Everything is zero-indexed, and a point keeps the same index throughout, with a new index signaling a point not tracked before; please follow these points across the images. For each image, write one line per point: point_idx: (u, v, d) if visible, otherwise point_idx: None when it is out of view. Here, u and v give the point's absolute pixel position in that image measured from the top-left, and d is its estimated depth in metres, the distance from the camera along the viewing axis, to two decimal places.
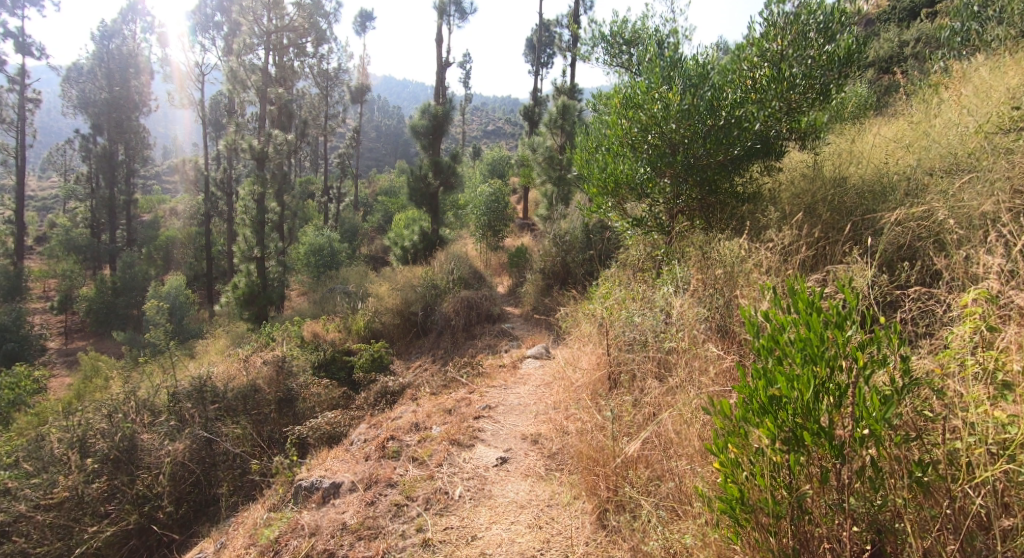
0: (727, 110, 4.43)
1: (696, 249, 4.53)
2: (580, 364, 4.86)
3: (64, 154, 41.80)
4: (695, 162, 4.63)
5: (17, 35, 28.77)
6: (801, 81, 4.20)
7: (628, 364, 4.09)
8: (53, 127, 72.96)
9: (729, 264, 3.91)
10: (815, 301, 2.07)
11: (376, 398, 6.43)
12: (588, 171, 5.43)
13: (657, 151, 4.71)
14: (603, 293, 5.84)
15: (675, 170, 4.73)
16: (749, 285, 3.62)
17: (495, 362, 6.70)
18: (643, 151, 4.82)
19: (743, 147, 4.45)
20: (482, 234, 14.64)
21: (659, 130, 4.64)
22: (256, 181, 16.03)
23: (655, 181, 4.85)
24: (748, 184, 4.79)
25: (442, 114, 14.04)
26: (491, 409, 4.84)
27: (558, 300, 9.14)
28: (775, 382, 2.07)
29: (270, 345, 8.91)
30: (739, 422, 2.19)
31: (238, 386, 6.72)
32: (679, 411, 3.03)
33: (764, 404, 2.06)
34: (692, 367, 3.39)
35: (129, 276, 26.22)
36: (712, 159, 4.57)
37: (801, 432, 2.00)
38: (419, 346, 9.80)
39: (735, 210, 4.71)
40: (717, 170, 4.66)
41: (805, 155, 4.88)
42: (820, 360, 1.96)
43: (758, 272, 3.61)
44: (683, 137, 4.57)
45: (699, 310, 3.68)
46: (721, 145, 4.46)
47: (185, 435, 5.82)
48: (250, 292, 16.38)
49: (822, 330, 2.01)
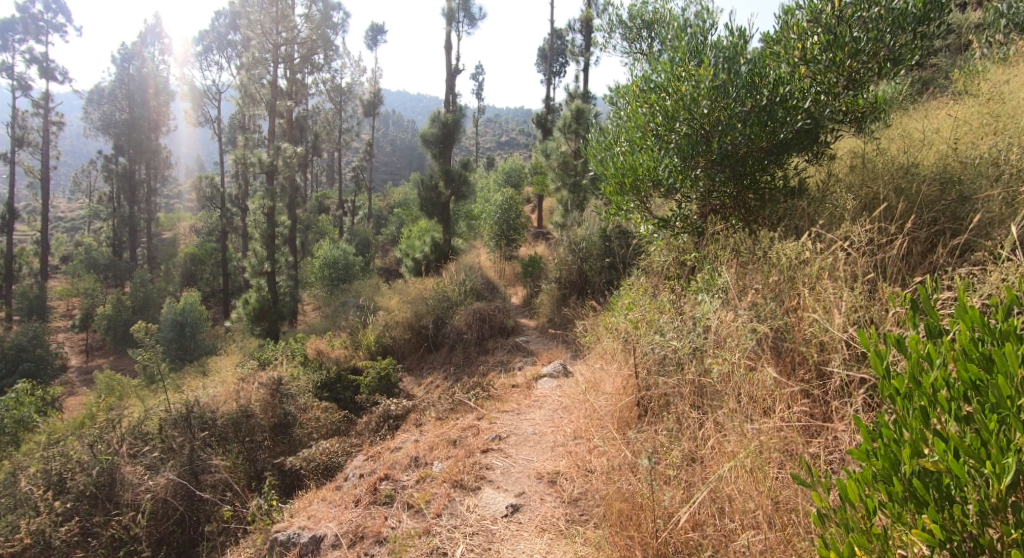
0: (771, 88, 3.80)
1: (739, 256, 3.92)
2: (601, 386, 4.30)
3: (88, 175, 42.58)
4: (733, 149, 3.98)
5: (41, 60, 29.38)
6: (865, 47, 3.52)
7: (659, 388, 3.59)
8: (77, 150, 74.59)
9: (784, 267, 3.30)
10: (988, 330, 1.55)
11: (378, 423, 5.85)
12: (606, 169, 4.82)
13: (687, 140, 4.07)
14: (627, 303, 5.28)
15: (709, 159, 4.09)
16: (809, 293, 3.03)
17: (508, 382, 6.10)
18: (670, 140, 4.18)
19: (791, 129, 3.81)
20: (495, 243, 14.09)
21: (687, 115, 4.00)
22: (266, 194, 15.73)
23: (688, 176, 4.21)
24: (792, 175, 4.16)
25: (453, 122, 13.60)
26: (502, 440, 4.22)
27: (575, 311, 8.52)
28: (937, 453, 1.52)
29: (273, 365, 8.44)
30: (874, 514, 1.61)
31: (228, 411, 6.20)
32: (739, 461, 2.49)
33: (921, 485, 1.51)
34: (741, 396, 2.85)
35: (146, 292, 26.24)
36: (753, 145, 3.93)
37: (986, 537, 1.43)
38: (430, 361, 9.25)
39: (781, 207, 4.09)
40: (762, 157, 4.02)
41: (856, 141, 4.25)
42: (1014, 418, 1.43)
43: (827, 278, 3.01)
44: (718, 120, 3.91)
45: (747, 320, 3.11)
46: (764, 129, 3.83)
47: (168, 468, 5.30)
48: (261, 307, 16.01)
49: (1007, 374, 1.48)
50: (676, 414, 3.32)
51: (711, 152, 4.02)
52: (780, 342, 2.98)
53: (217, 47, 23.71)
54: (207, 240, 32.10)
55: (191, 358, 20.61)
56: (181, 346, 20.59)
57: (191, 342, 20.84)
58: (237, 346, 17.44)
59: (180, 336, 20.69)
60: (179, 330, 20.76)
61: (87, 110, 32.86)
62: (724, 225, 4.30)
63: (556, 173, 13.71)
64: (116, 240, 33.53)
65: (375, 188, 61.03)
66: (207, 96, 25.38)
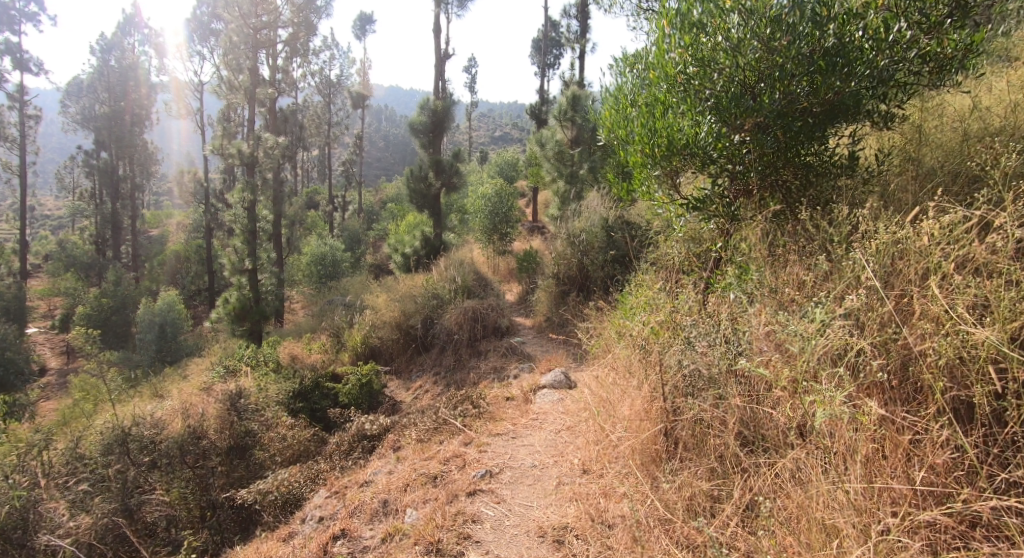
0: (847, 22, 2.94)
1: (792, 253, 3.22)
2: (615, 407, 3.55)
3: (69, 171, 41.07)
4: (790, 105, 3.15)
5: (16, 51, 28.00)
6: None
7: (692, 414, 2.88)
8: (59, 145, 72.60)
9: (880, 260, 2.47)
10: None
11: (351, 444, 5.04)
12: (624, 134, 3.94)
13: (727, 95, 3.25)
14: (641, 306, 4.55)
15: (756, 119, 3.26)
16: (925, 297, 2.23)
17: (501, 393, 5.31)
18: (708, 93, 3.35)
19: (868, 76, 2.95)
20: (488, 237, 13.25)
21: (731, 61, 3.18)
22: (246, 188, 14.74)
23: (730, 144, 3.39)
24: (852, 146, 3.41)
25: (443, 110, 12.74)
26: (495, 476, 3.43)
27: (575, 311, 7.71)
28: None
29: (244, 376, 7.59)
30: None
31: (175, 432, 5.37)
32: None
33: None
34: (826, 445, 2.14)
35: (128, 291, 25.22)
36: (816, 99, 3.09)
37: None
38: (419, 364, 8.44)
39: (836, 187, 3.37)
40: (821, 123, 3.21)
41: (939, 102, 3.44)
42: None
43: (955, 275, 2.21)
44: (771, 65, 3.08)
45: (830, 332, 2.32)
46: (831, 77, 2.99)
47: (96, 504, 4.42)
48: (241, 307, 15.05)
49: None
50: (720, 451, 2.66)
51: (758, 109, 3.19)
52: (885, 365, 2.24)
53: (199, 36, 22.59)
54: (192, 237, 30.97)
55: (173, 360, 19.67)
56: (161, 348, 19.66)
57: (173, 344, 19.90)
58: (218, 347, 16.48)
59: (160, 338, 19.75)
60: (159, 331, 19.81)
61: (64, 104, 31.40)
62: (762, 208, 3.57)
63: (552, 163, 12.92)
64: (99, 238, 32.48)
65: (366, 182, 59.92)
66: (189, 88, 24.23)
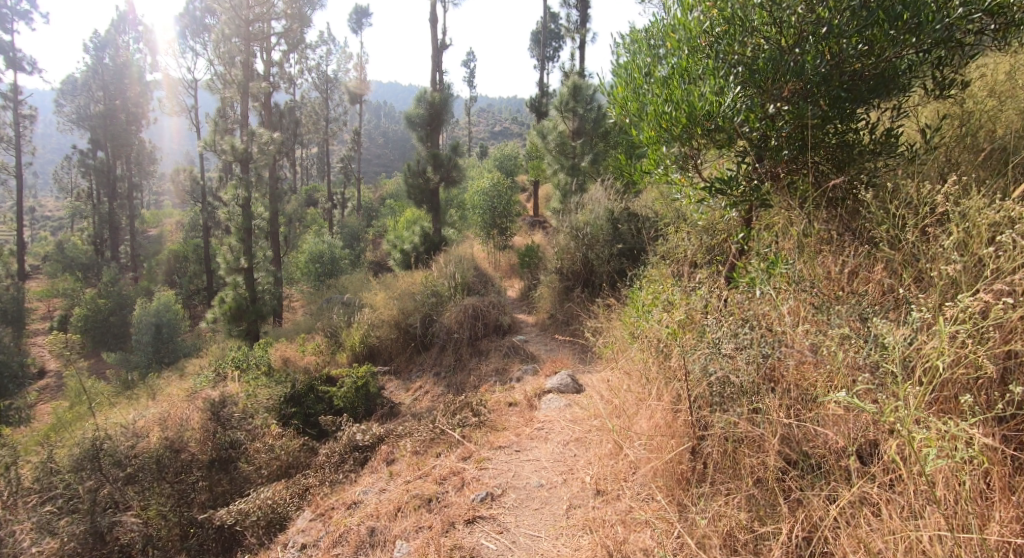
0: None
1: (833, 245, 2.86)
2: (631, 419, 3.23)
3: (67, 172, 40.64)
4: (834, 70, 2.77)
5: (9, 50, 27.55)
6: None
7: (722, 429, 2.55)
8: (54, 144, 71.75)
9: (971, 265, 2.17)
10: None
11: (342, 455, 4.66)
12: (636, 108, 3.51)
13: (766, 57, 2.84)
14: (652, 304, 4.24)
15: (798, 87, 2.86)
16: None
17: (503, 399, 4.95)
18: (737, 58, 2.99)
19: (934, 33, 2.55)
20: (488, 232, 12.84)
21: (767, 18, 2.83)
22: (240, 184, 14.29)
23: (765, 118, 2.99)
24: (895, 121, 3.08)
25: (440, 102, 12.30)
26: (499, 500, 3.09)
27: (580, 309, 7.35)
28: None
29: (233, 381, 7.20)
30: None
31: (151, 446, 4.93)
32: None
33: None
34: (922, 485, 1.84)
35: (125, 292, 24.80)
36: (865, 61, 2.72)
37: None
38: (418, 364, 8.06)
39: (875, 169, 3.05)
40: (874, 89, 2.81)
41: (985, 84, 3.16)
42: None
43: None
44: (816, 18, 2.72)
45: (915, 345, 2.02)
46: (890, 33, 2.60)
47: (63, 527, 4.05)
48: (238, 306, 14.64)
49: None
50: (760, 472, 2.33)
51: (798, 73, 2.80)
52: (974, 383, 1.99)
53: (192, 32, 22.14)
54: (190, 235, 30.54)
55: (170, 361, 19.30)
56: (158, 349, 19.30)
57: (170, 345, 19.52)
58: (215, 347, 16.08)
59: (157, 339, 19.37)
60: (156, 332, 19.42)
61: (59, 103, 30.96)
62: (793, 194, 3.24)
63: (553, 155, 12.49)
64: (96, 239, 32.08)
65: (365, 179, 59.40)
66: (183, 84, 23.76)
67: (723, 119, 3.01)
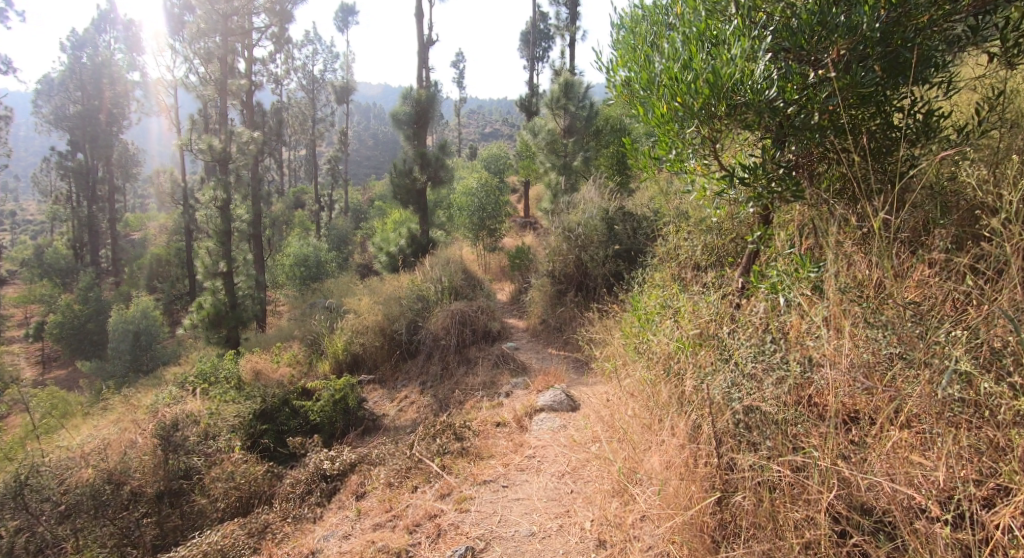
0: None
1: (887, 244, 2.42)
2: (638, 452, 2.75)
3: (47, 175, 39.41)
4: (890, 27, 2.34)
5: None
6: None
7: (761, 475, 2.11)
8: (36, 146, 69.89)
9: None
10: None
11: (308, 486, 4.12)
12: (645, 78, 2.97)
13: (811, 12, 2.40)
14: (653, 315, 3.77)
15: (849, 49, 2.40)
16: None
17: (490, 418, 4.46)
18: (769, 19, 2.57)
19: None
20: (476, 234, 12.28)
21: None
22: (218, 185, 13.57)
23: (804, 90, 2.54)
24: (939, 100, 2.72)
25: (427, 99, 11.77)
26: (481, 552, 2.61)
27: (575, 316, 6.86)
28: None
29: (196, 397, 6.57)
30: None
31: (89, 476, 4.24)
32: None
33: None
34: None
35: (103, 298, 23.86)
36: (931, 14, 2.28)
37: None
38: (403, 374, 7.50)
39: (916, 157, 2.69)
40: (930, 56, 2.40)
41: None
42: None
43: None
44: None
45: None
46: None
47: None
48: (216, 313, 13.87)
49: None
50: (809, 534, 1.90)
51: (850, 31, 2.34)
52: None
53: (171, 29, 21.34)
54: (172, 238, 29.60)
55: (149, 370, 18.52)
56: (137, 357, 18.54)
57: (149, 353, 18.73)
58: (194, 355, 15.33)
59: (135, 346, 18.61)
60: (134, 340, 18.65)
61: (37, 104, 29.93)
62: (824, 189, 2.82)
63: (543, 153, 11.97)
64: (76, 243, 30.99)
65: (354, 180, 58.62)
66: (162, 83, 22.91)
67: (754, 91, 2.53)
